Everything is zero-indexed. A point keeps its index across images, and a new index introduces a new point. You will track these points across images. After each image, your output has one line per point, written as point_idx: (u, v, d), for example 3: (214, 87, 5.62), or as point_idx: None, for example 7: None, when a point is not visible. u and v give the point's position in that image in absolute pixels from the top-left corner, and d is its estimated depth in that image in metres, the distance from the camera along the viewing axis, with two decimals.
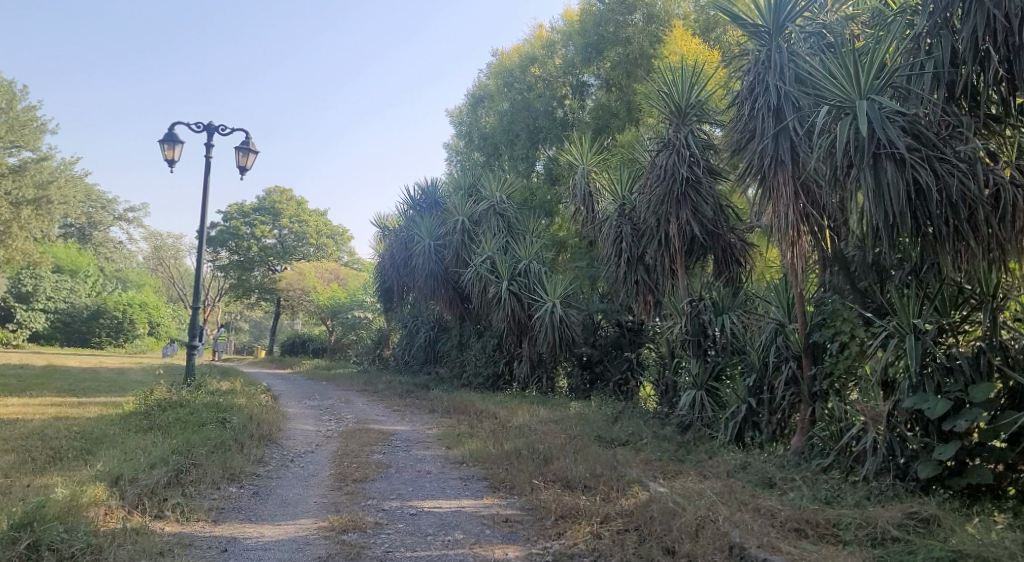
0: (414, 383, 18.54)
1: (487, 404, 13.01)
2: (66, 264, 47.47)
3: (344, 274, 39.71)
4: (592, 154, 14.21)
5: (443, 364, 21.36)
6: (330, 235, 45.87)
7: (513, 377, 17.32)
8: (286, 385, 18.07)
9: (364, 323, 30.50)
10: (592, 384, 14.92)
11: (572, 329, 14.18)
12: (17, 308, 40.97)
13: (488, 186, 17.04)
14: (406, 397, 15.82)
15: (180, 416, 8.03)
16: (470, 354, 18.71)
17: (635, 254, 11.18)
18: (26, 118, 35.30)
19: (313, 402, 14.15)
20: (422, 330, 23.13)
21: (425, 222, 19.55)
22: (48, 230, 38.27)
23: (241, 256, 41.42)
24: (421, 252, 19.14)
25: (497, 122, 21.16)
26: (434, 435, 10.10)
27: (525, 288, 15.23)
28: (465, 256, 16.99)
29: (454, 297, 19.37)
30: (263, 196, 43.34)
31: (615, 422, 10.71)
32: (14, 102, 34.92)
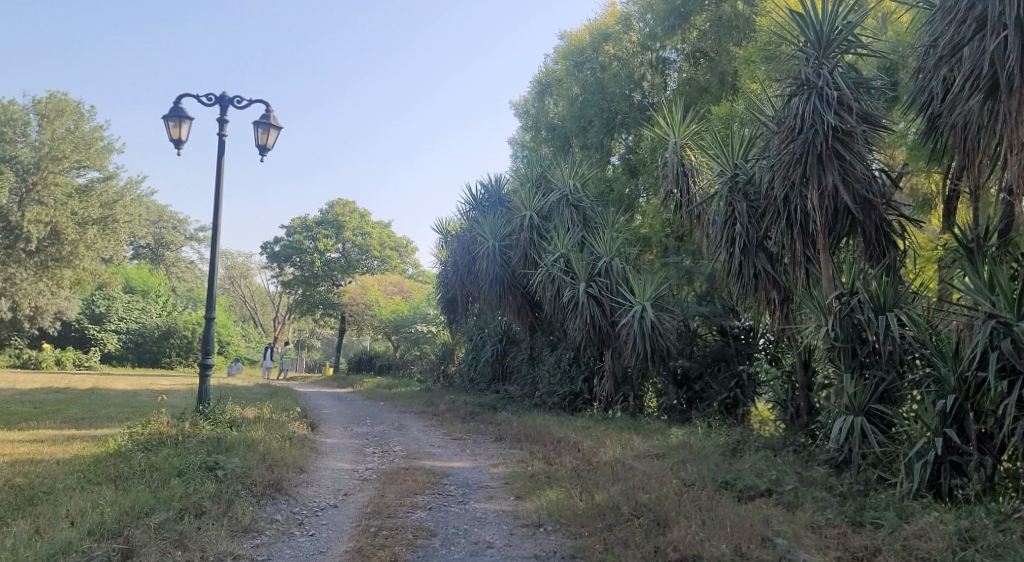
0: (480, 404, 16.38)
1: (566, 430, 10.72)
2: (138, 284, 49.08)
3: (409, 287, 38.08)
4: (685, 124, 11.71)
5: (513, 381, 19.10)
6: (394, 248, 44.44)
7: (593, 397, 14.92)
8: (337, 408, 16.23)
9: (428, 337, 28.66)
10: (692, 405, 12.37)
11: (666, 339, 11.69)
12: (90, 329, 42.09)
13: (559, 174, 14.72)
14: (473, 420, 13.63)
15: (163, 458, 6.07)
16: (542, 369, 16.44)
17: (754, 238, 8.62)
18: (93, 138, 35.29)
19: (361, 429, 12.11)
20: (489, 344, 20.95)
21: (489, 222, 17.45)
22: (117, 250, 38.33)
23: (305, 272, 40.67)
24: (486, 256, 17.03)
25: (567, 109, 18.90)
26: (500, 476, 7.83)
27: (607, 290, 12.84)
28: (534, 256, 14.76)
29: (524, 305, 17.14)
30: (326, 208, 42.53)
31: (735, 457, 8.19)
32: (81, 122, 34.98)
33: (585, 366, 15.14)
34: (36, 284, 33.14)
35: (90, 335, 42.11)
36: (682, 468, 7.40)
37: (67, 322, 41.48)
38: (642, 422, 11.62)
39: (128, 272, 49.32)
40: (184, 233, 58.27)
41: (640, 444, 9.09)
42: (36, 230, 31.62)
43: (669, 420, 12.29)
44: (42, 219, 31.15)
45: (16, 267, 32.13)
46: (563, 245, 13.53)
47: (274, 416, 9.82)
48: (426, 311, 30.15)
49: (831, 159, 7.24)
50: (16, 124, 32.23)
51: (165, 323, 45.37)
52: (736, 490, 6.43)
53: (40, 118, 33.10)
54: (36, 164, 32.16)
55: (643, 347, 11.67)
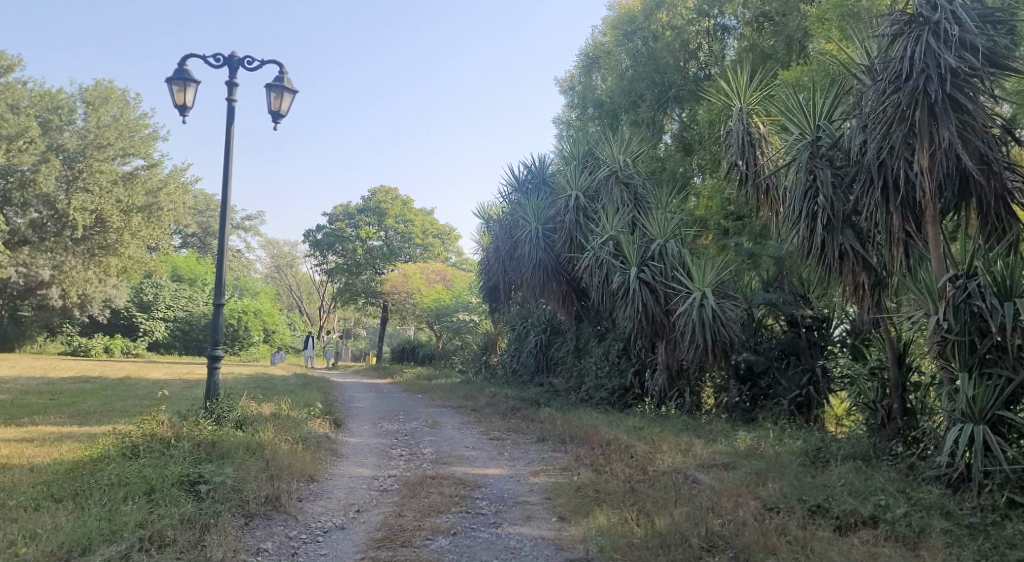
0: (524, 398, 15.35)
1: (616, 431, 9.58)
2: (185, 272, 49.47)
3: (451, 276, 37.07)
4: (752, 87, 10.33)
5: (558, 373, 18.01)
6: (437, 235, 43.59)
7: (645, 392, 13.72)
8: (372, 402, 15.40)
9: (470, 327, 27.70)
10: (757, 403, 11.07)
11: (729, 330, 10.41)
12: (138, 317, 42.49)
13: (607, 149, 13.48)
14: (515, 417, 12.58)
15: (136, 469, 5.21)
16: (589, 361, 15.30)
17: (840, 212, 7.24)
18: (138, 126, 35.32)
19: (392, 426, 11.14)
20: (532, 335, 19.86)
21: (533, 204, 16.33)
22: (162, 239, 38.47)
23: (347, 260, 39.94)
24: (529, 240, 15.94)
25: (616, 83, 17.55)
26: (541, 487, 6.76)
27: (661, 276, 11.63)
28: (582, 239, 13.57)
29: (570, 293, 16.00)
30: (369, 196, 42.10)
31: (820, 469, 6.91)
32: (126, 111, 35.05)
33: (636, 358, 13.95)
34: (82, 271, 33.33)
35: (138, 323, 42.51)
36: (757, 485, 6.21)
37: (116, 309, 41.93)
38: (701, 422, 10.42)
39: (176, 261, 49.76)
40: (230, 221, 58.69)
41: (704, 450, 7.89)
42: (82, 218, 31.72)
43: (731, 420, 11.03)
44: (87, 207, 31.21)
45: (64, 255, 32.34)
46: (612, 226, 12.31)
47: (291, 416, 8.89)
48: (468, 299, 29.08)
49: (946, 110, 5.89)
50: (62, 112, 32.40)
51: (212, 312, 45.46)
52: (828, 517, 5.23)
53: (85, 106, 33.20)
54: (81, 151, 32.17)
55: (703, 339, 10.42)
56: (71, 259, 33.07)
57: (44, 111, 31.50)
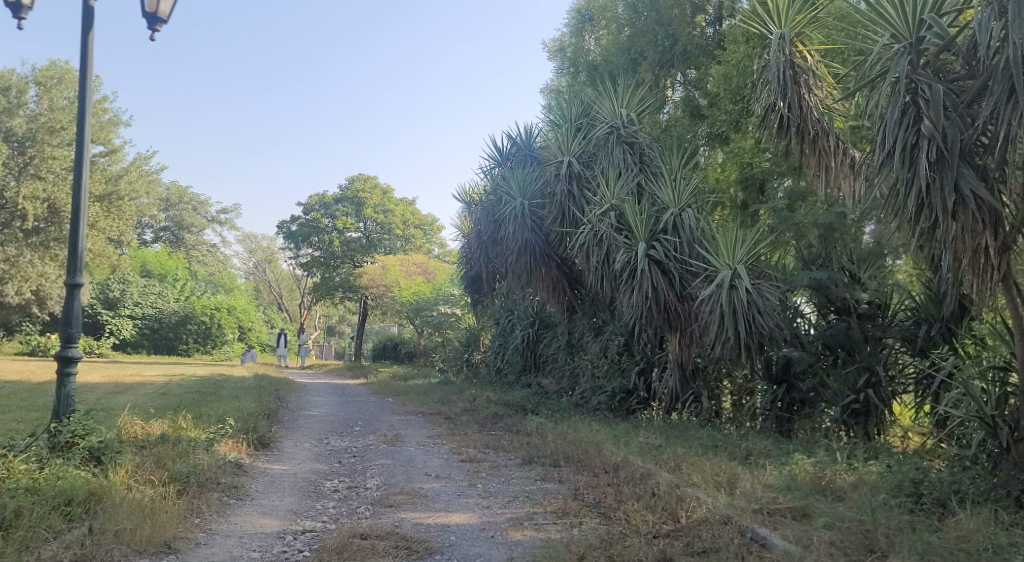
0: (510, 403, 13.14)
1: (624, 451, 7.36)
2: (155, 267, 46.95)
3: (434, 268, 34.63)
4: (799, 8, 8.02)
5: (548, 373, 15.86)
6: (419, 226, 41.10)
7: (652, 396, 11.57)
8: (331, 409, 13.11)
9: (452, 321, 25.39)
10: (796, 410, 8.93)
11: (767, 319, 8.22)
12: (104, 315, 39.90)
13: (605, 103, 11.19)
14: (496, 429, 10.36)
15: None
16: (586, 360, 13.15)
17: (958, 144, 5.02)
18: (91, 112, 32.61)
19: (340, 444, 8.86)
20: (519, 329, 17.64)
21: (518, 177, 14.09)
22: (126, 232, 35.88)
23: (324, 252, 37.87)
24: (513, 218, 13.71)
25: (612, 41, 15.27)
26: (527, 551, 4.56)
27: (675, 253, 9.49)
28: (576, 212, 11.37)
29: (561, 281, 13.81)
30: (346, 185, 39.77)
31: (943, 520, 4.75)
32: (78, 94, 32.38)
33: (640, 356, 11.79)
34: (37, 267, 30.76)
35: (104, 322, 39.94)
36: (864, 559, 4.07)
37: (79, 307, 39.34)
38: (733, 436, 8.25)
39: (146, 256, 47.17)
40: (203, 214, 56.11)
41: (749, 484, 5.71)
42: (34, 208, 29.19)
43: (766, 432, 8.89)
44: (38, 196, 28.63)
45: (16, 248, 29.30)
46: (613, 194, 10.10)
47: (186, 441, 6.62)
48: (449, 290, 26.57)
49: None
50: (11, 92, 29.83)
51: (183, 309, 42.88)
52: None
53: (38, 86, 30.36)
54: (30, 134, 28.81)
55: (734, 330, 8.22)
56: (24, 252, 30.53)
57: None
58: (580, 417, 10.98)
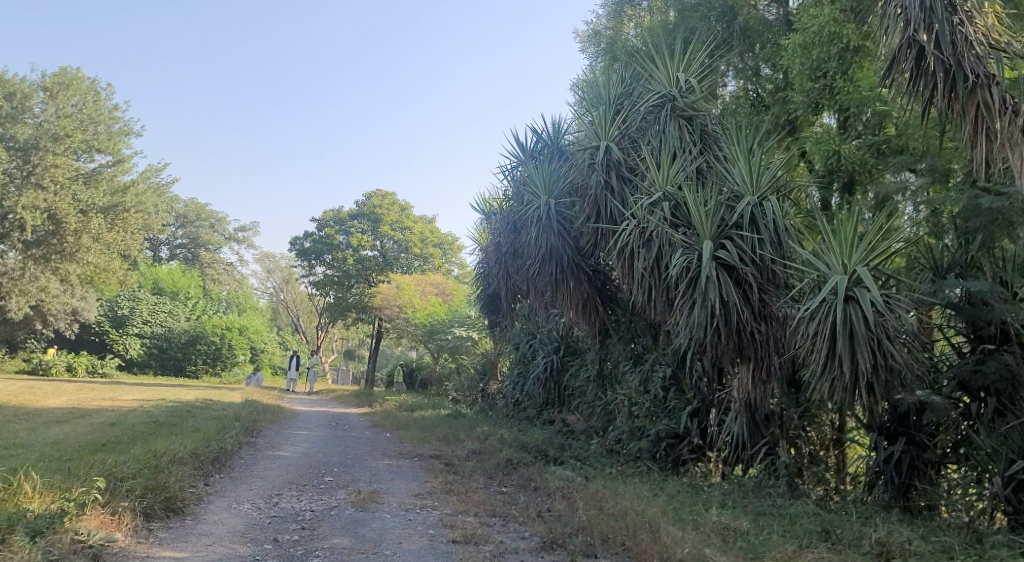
0: (530, 445, 10.77)
1: (696, 538, 4.93)
2: (167, 285, 45.16)
3: (451, 288, 32.34)
4: None
5: (575, 409, 13.47)
6: (438, 245, 38.91)
7: (708, 443, 9.20)
8: (310, 448, 10.77)
9: (468, 346, 23.04)
10: (926, 476, 6.53)
11: (891, 347, 5.89)
12: (110, 334, 38.22)
13: (657, 72, 8.92)
14: (506, 487, 7.89)
15: None
16: (624, 395, 10.80)
17: None
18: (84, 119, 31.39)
19: (292, 507, 6.46)
20: (540, 356, 15.27)
21: (543, 174, 11.86)
22: (134, 247, 34.37)
23: (338, 271, 35.89)
24: (537, 221, 11.46)
25: (655, 23, 12.96)
26: None
27: (754, 257, 7.20)
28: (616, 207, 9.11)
29: (594, 298, 11.55)
30: (363, 200, 37.95)
31: None
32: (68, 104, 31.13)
33: (693, 392, 9.48)
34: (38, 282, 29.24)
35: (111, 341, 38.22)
36: None
37: (86, 324, 37.83)
38: (849, 515, 5.88)
39: (159, 273, 45.49)
40: (222, 232, 54.76)
41: None
42: (32, 217, 27.97)
43: (878, 505, 6.54)
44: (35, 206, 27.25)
45: None
46: (667, 181, 7.82)
47: (19, 514, 4.42)
48: (466, 312, 24.19)
49: None
50: (15, 98, 28.87)
51: (193, 328, 40.67)
52: None
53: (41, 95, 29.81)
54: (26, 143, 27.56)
55: (851, 363, 5.88)
56: (26, 264, 29.51)
57: None
58: (620, 471, 8.55)
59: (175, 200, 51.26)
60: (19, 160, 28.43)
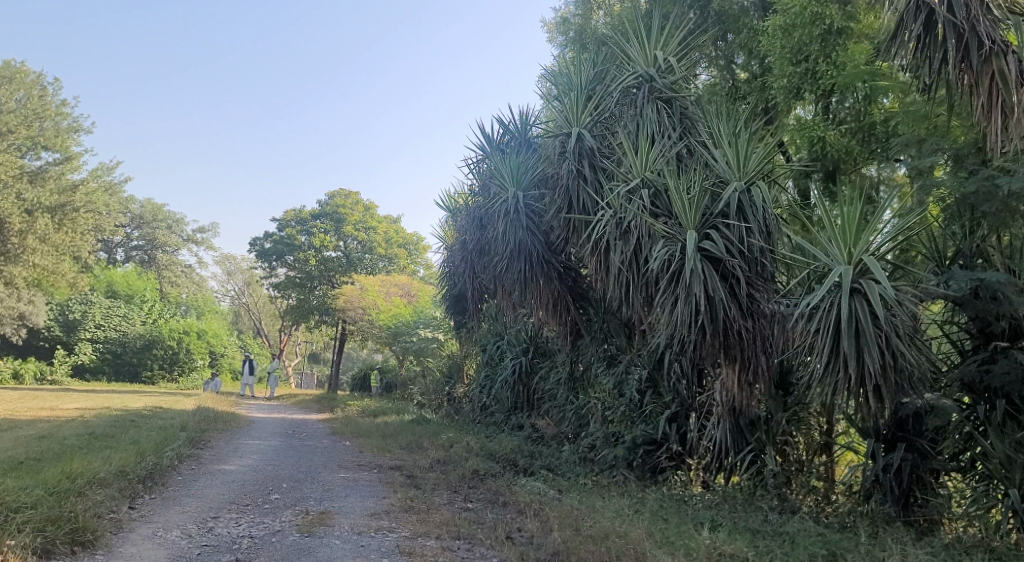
0: (498, 453, 10.11)
1: None
2: (121, 288, 43.17)
3: (416, 289, 31.47)
4: None
5: (545, 414, 12.84)
6: (403, 245, 37.97)
7: (689, 450, 8.66)
8: (260, 460, 9.94)
9: (433, 348, 22.28)
10: (931, 486, 6.16)
11: (901, 345, 5.52)
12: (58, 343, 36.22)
13: (634, 51, 8.31)
14: (472, 503, 7.20)
15: None
16: (599, 400, 10.23)
17: None
18: (29, 113, 29.89)
19: (228, 533, 5.67)
20: (508, 358, 14.61)
21: (511, 165, 11.24)
22: (85, 248, 32.89)
23: (300, 272, 34.81)
24: (505, 215, 10.85)
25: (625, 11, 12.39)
26: None
27: (743, 248, 6.68)
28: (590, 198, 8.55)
29: (565, 296, 10.97)
30: (325, 200, 36.91)
31: None
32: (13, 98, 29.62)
33: (671, 395, 8.94)
34: None
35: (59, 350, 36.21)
36: None
37: (34, 329, 36.15)
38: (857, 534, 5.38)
39: (112, 276, 43.66)
40: (180, 233, 53.09)
41: None
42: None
43: (882, 518, 6.11)
44: None
45: None
46: (646, 166, 7.26)
47: None
48: (432, 313, 23.38)
49: None
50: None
51: (149, 332, 39.03)
52: None
53: None
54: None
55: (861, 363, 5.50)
56: None
57: None
58: (599, 484, 7.94)
59: (130, 200, 49.45)
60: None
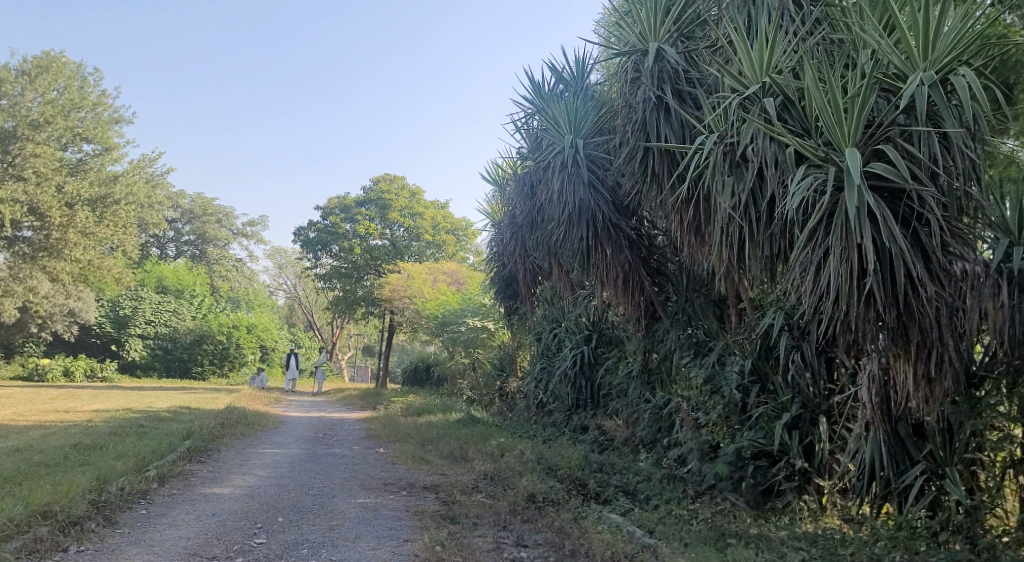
0: (560, 469, 8.04)
1: None
2: (172, 283, 42.47)
3: (465, 276, 29.46)
4: None
5: (615, 414, 10.75)
6: (450, 232, 36.07)
7: (820, 468, 6.53)
8: (267, 477, 8.13)
9: (483, 339, 20.33)
10: None
11: None
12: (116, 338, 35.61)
13: None
14: (526, 552, 5.18)
15: None
16: (690, 402, 8.13)
17: None
18: (68, 102, 28.86)
19: None
20: (567, 348, 12.51)
21: (566, 108, 9.23)
22: (133, 242, 32.14)
23: (345, 262, 33.29)
24: (560, 169, 8.84)
25: None
26: None
27: (931, 171, 4.74)
28: (675, 135, 6.61)
29: (637, 269, 8.96)
30: (369, 186, 35.39)
31: None
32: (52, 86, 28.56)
33: (790, 395, 6.76)
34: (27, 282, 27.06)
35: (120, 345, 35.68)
36: None
37: (85, 326, 35.64)
38: None
39: (163, 270, 42.83)
40: (231, 228, 52.60)
41: None
42: (13, 210, 25.12)
43: None
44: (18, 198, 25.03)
45: None
46: (763, 62, 5.30)
47: None
48: (481, 301, 21.36)
49: None
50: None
51: (198, 327, 38.07)
52: None
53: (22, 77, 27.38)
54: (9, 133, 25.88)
55: None
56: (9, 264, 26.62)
57: None
58: (709, 523, 5.82)
59: (180, 195, 49.18)
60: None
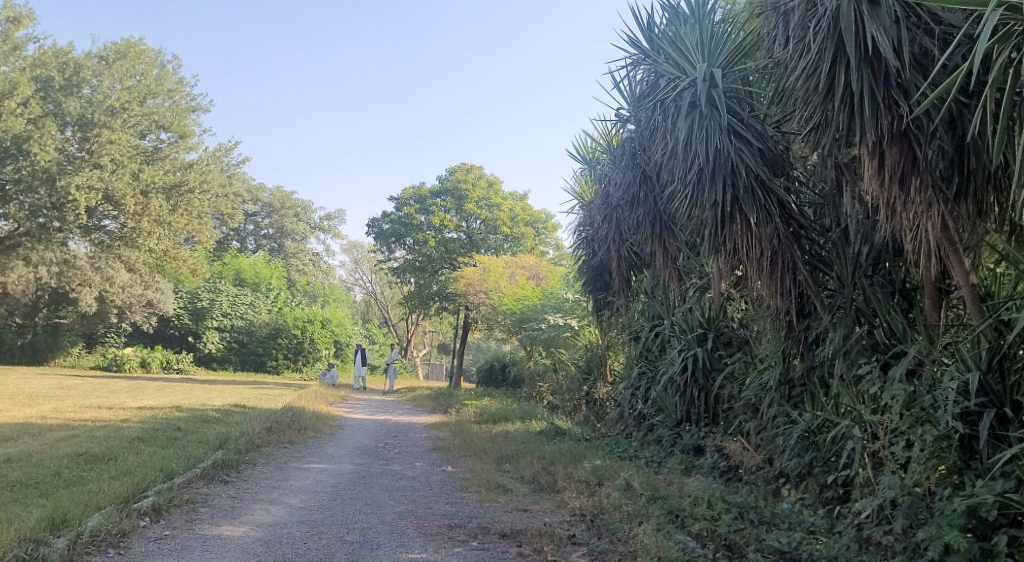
0: (688, 514, 5.86)
1: None
2: (249, 276, 42.05)
3: (545, 271, 26.96)
4: None
5: (746, 439, 8.31)
6: (529, 224, 33.95)
7: None
8: (298, 508, 6.24)
9: (567, 339, 18.21)
10: None
11: None
12: (203, 336, 35.45)
13: None
14: None
15: None
16: (882, 433, 5.80)
17: None
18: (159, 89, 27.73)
19: None
20: (674, 350, 10.11)
21: (696, 34, 7.28)
22: (211, 235, 31.27)
23: (419, 256, 31.81)
24: (687, 110, 6.88)
25: None
26: None
27: None
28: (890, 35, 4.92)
29: (793, 246, 6.74)
30: (445, 175, 33.65)
31: None
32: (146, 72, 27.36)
33: None
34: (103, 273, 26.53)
35: (204, 340, 35.45)
36: None
37: (163, 317, 35.35)
38: None
39: (240, 263, 42.52)
40: (309, 222, 52.32)
41: None
42: (88, 198, 23.60)
43: None
44: (93, 185, 23.70)
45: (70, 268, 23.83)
46: None
47: None
48: (563, 295, 19.14)
49: None
50: (69, 70, 24.99)
51: (274, 321, 37.11)
52: None
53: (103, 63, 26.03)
54: (90, 118, 24.54)
55: None
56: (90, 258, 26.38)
57: (47, 68, 24.48)
58: None
59: (259, 188, 49.19)
60: (76, 137, 24.56)
